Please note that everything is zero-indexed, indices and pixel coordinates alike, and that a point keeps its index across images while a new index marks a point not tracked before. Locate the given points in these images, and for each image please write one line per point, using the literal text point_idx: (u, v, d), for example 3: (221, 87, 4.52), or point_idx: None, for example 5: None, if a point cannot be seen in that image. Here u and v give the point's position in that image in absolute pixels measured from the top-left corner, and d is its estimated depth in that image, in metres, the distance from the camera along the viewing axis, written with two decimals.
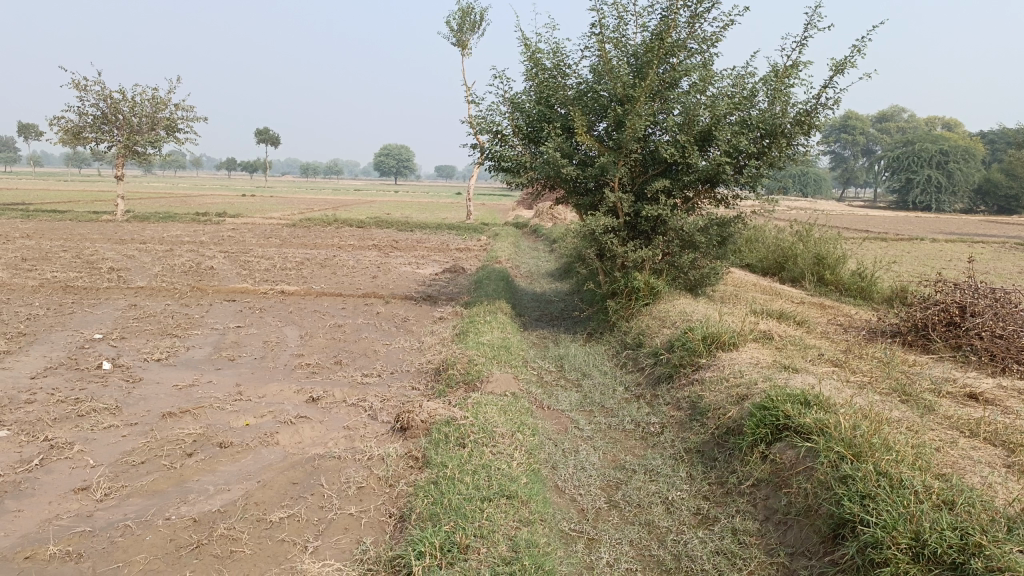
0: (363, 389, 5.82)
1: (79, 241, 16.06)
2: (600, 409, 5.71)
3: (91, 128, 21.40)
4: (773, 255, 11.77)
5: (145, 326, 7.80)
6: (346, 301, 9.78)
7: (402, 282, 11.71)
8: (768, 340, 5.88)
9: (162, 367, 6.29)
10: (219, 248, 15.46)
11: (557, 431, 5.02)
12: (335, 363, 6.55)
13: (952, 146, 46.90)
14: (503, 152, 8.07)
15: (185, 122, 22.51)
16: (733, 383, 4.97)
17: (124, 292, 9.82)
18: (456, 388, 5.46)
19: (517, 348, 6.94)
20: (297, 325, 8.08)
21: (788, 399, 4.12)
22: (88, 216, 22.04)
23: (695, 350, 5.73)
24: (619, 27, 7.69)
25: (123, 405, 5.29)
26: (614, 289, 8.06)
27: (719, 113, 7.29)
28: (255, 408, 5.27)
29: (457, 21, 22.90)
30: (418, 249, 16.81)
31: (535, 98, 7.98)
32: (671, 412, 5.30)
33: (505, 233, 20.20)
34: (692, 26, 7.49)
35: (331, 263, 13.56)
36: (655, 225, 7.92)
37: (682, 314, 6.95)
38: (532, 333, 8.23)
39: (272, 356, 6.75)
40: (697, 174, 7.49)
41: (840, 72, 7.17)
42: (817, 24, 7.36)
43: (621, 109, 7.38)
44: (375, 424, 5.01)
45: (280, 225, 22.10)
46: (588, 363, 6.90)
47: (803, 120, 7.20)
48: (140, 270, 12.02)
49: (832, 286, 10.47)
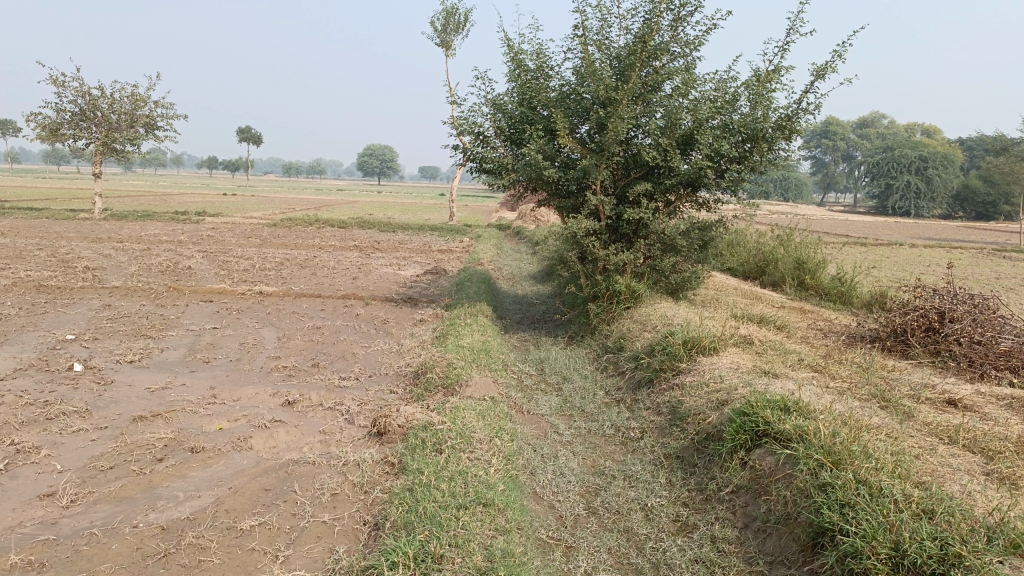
0: (340, 392, 5.73)
1: (55, 239, 15.83)
2: (580, 414, 5.66)
3: (69, 125, 21.10)
4: (754, 259, 11.79)
5: (120, 327, 7.66)
6: (326, 302, 9.68)
7: (382, 283, 11.62)
8: (749, 345, 5.86)
9: (135, 369, 6.18)
10: (197, 247, 15.28)
11: (537, 436, 4.97)
12: (313, 366, 6.46)
13: (931, 152, 47.41)
14: (484, 154, 8.02)
15: (165, 120, 22.26)
16: (713, 389, 4.94)
17: (99, 291, 9.66)
18: (435, 392, 5.39)
19: (497, 351, 6.88)
20: (275, 327, 7.97)
21: (768, 405, 4.09)
22: (65, 214, 21.74)
23: (675, 354, 5.70)
24: (602, 29, 7.67)
25: (93, 408, 5.17)
26: (595, 292, 8.02)
27: (701, 117, 7.27)
28: (229, 411, 5.17)
29: (441, 22, 22.82)
30: (399, 250, 16.70)
31: (517, 99, 7.93)
32: (650, 416, 5.27)
33: (488, 234, 20.14)
34: (675, 30, 7.48)
35: (312, 264, 13.44)
36: (636, 228, 7.89)
37: (663, 318, 6.93)
38: (513, 335, 8.17)
39: (248, 358, 6.65)
40: (679, 178, 7.48)
41: (821, 77, 7.18)
42: (798, 29, 7.37)
43: (603, 111, 7.35)
44: (351, 428, 4.94)
45: (260, 225, 21.90)
46: (569, 367, 6.86)
47: (784, 125, 7.20)
48: (116, 269, 11.84)
49: (812, 290, 10.50)
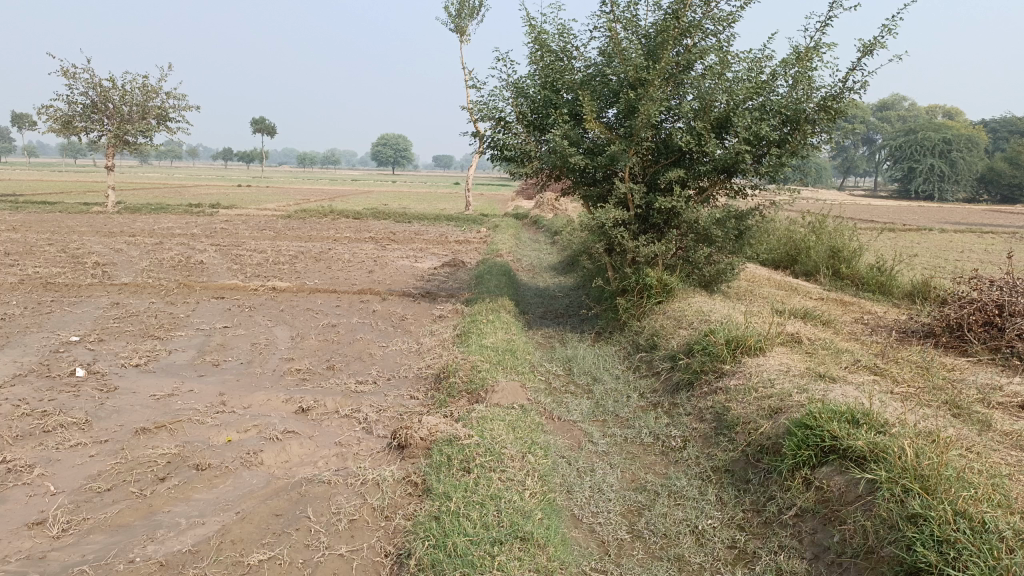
0: (357, 398, 5.36)
1: (67, 234, 15.58)
2: (614, 420, 5.26)
3: (81, 117, 20.86)
4: (785, 247, 11.29)
5: (127, 327, 7.33)
6: (341, 297, 9.32)
7: (400, 277, 11.24)
8: (798, 345, 5.41)
9: (140, 374, 5.84)
10: (211, 241, 14.99)
11: (570, 447, 4.57)
12: (328, 368, 6.08)
13: (956, 135, 46.40)
14: (505, 140, 7.59)
15: (177, 112, 21.98)
16: (763, 394, 4.52)
17: (108, 289, 9.35)
18: (459, 399, 5.01)
19: (522, 351, 6.47)
20: (288, 325, 7.62)
21: (833, 417, 3.68)
22: (79, 208, 21.53)
23: (717, 355, 5.27)
24: (630, 6, 7.21)
25: (94, 418, 4.83)
26: (624, 286, 7.60)
27: (737, 98, 6.81)
28: (238, 421, 4.81)
29: (455, 7, 22.35)
30: (416, 241, 16.32)
31: (540, 83, 7.51)
32: (693, 424, 4.85)
33: (505, 224, 19.69)
34: (708, 5, 7.01)
35: (326, 257, 13.09)
36: (668, 218, 7.44)
37: (699, 313, 6.49)
38: (537, 332, 7.78)
39: (260, 360, 6.29)
40: (714, 164, 7.03)
41: (867, 54, 6.71)
42: (842, 3, 6.90)
43: (633, 93, 6.90)
44: (369, 440, 4.56)
45: (275, 216, 21.62)
46: (599, 366, 6.44)
47: (828, 105, 6.72)
48: (127, 265, 11.55)
49: (847, 280, 10.03)
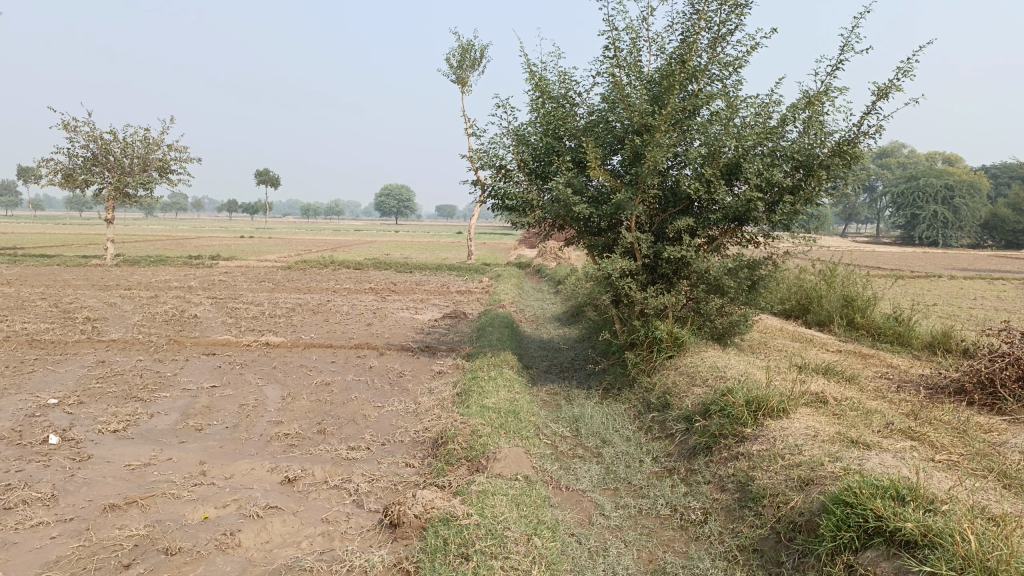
0: (348, 466, 4.96)
1: (61, 287, 15.32)
2: (627, 488, 4.85)
3: (82, 170, 20.80)
4: (796, 296, 10.93)
5: (109, 388, 6.95)
6: (337, 353, 8.95)
7: (399, 330, 10.89)
8: (823, 405, 5.02)
9: (118, 441, 5.45)
10: (207, 294, 14.68)
11: (580, 523, 4.16)
12: (318, 431, 5.69)
13: (958, 181, 46.43)
14: (506, 189, 7.32)
15: (178, 164, 21.94)
16: (791, 463, 4.13)
17: (96, 345, 9.00)
18: (458, 467, 4.63)
19: (526, 411, 6.09)
20: (280, 384, 7.24)
21: (876, 494, 3.30)
22: (78, 261, 21.33)
23: (737, 417, 4.88)
24: (634, 50, 7.00)
25: (61, 492, 4.44)
26: (633, 339, 7.24)
27: (747, 143, 6.55)
28: (217, 495, 4.42)
29: (456, 59, 22.47)
30: (416, 292, 16.02)
31: (541, 130, 7.27)
32: (714, 494, 4.44)
33: (508, 274, 19.40)
34: (715, 50, 6.79)
35: (324, 310, 12.75)
36: (677, 268, 7.09)
37: (714, 368, 6.12)
38: (542, 389, 7.39)
39: (247, 424, 5.90)
40: (724, 211, 6.74)
41: (882, 98, 6.50)
42: (853, 47, 6.71)
43: (639, 140, 6.64)
44: (360, 516, 4.17)
45: (275, 268, 21.41)
46: (608, 427, 6.05)
47: (844, 150, 6.44)
48: (119, 320, 11.23)
49: (863, 330, 9.66)
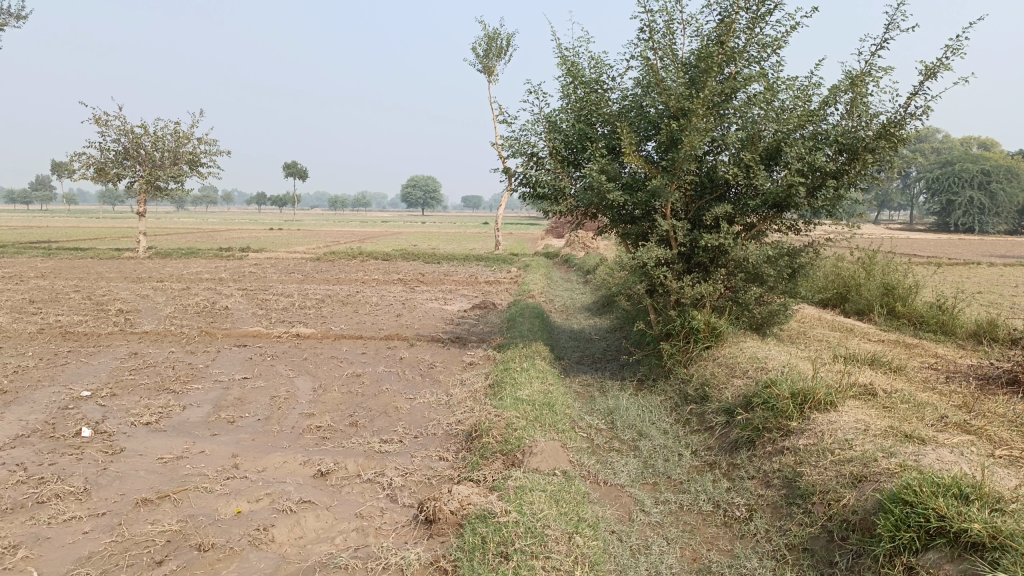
0: (381, 459, 4.87)
1: (95, 280, 15.47)
2: (667, 483, 4.71)
3: (113, 164, 21.01)
4: (834, 284, 10.66)
5: (142, 380, 6.94)
6: (368, 344, 8.89)
7: (428, 321, 10.81)
8: (872, 398, 4.83)
9: (150, 434, 5.41)
10: (237, 285, 14.73)
11: (621, 519, 4.04)
12: (350, 424, 5.62)
13: (995, 166, 45.30)
14: (538, 177, 7.17)
15: (208, 157, 22.07)
16: (841, 458, 3.96)
17: (129, 338, 9.03)
18: (494, 462, 4.52)
19: (561, 403, 5.96)
20: (310, 376, 7.18)
21: (937, 493, 3.13)
22: (111, 254, 21.58)
23: (781, 410, 4.71)
24: (669, 32, 6.80)
25: (95, 486, 4.40)
26: (668, 330, 7.07)
27: (788, 127, 6.34)
28: (250, 489, 4.35)
29: (483, 48, 22.30)
30: (445, 282, 15.94)
31: (573, 116, 7.10)
32: (758, 490, 4.28)
33: (536, 264, 19.27)
34: (753, 30, 6.57)
35: (353, 301, 12.71)
36: (713, 256, 6.90)
37: (754, 359, 5.94)
38: (575, 380, 7.27)
39: (279, 416, 5.84)
40: (764, 198, 6.53)
41: (930, 77, 6.27)
42: (899, 26, 6.48)
43: (675, 124, 6.45)
44: (394, 511, 4.08)
45: (304, 259, 21.49)
46: (645, 420, 5.90)
47: (890, 132, 6.20)
48: (151, 312, 11.29)
49: (904, 319, 9.40)
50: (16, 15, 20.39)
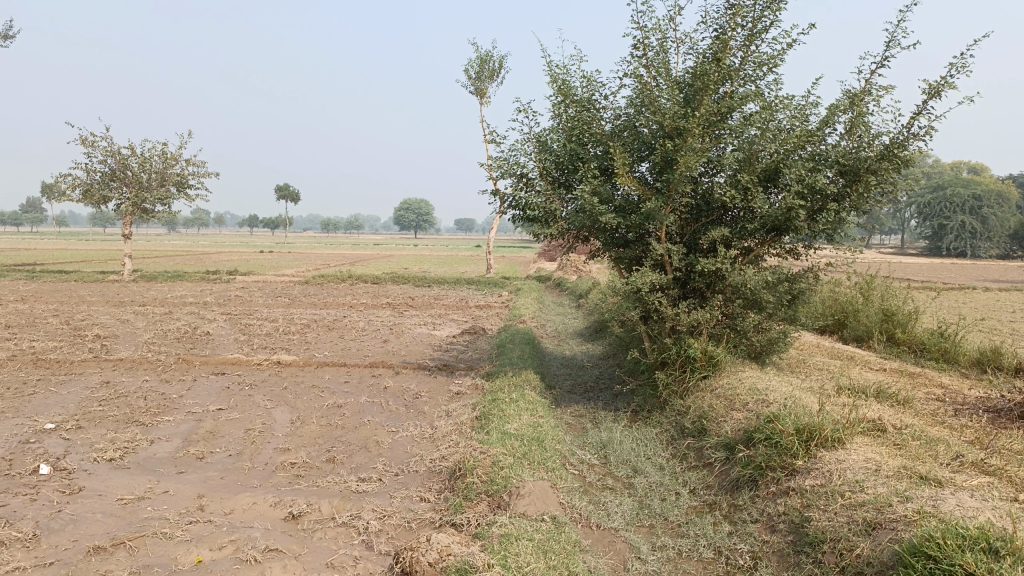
0: (358, 500, 4.55)
1: (75, 304, 15.11)
2: (663, 525, 4.40)
3: (99, 185, 20.71)
4: (832, 310, 10.41)
5: (110, 411, 6.59)
6: (351, 372, 8.56)
7: (415, 347, 10.49)
8: (882, 434, 4.54)
9: (112, 471, 5.07)
10: (221, 310, 14.38)
11: (615, 570, 3.72)
12: (327, 459, 5.29)
13: (986, 191, 45.45)
14: (528, 199, 6.92)
15: (196, 179, 21.79)
16: (853, 503, 3.67)
17: (102, 365, 8.68)
18: (479, 504, 4.21)
19: (551, 437, 5.65)
20: (289, 406, 6.85)
21: (962, 548, 2.84)
22: (95, 277, 21.22)
23: (786, 448, 4.41)
24: (663, 50, 6.58)
25: (45, 532, 4.06)
26: (663, 358, 6.78)
27: (787, 147, 6.12)
28: (214, 535, 4.02)
29: (475, 70, 22.18)
30: (434, 307, 15.63)
31: (564, 136, 6.87)
32: (763, 535, 3.98)
33: (528, 287, 19.00)
34: (750, 47, 6.36)
35: (340, 326, 12.39)
36: (710, 281, 6.63)
37: (754, 391, 5.65)
38: (567, 411, 6.96)
39: (252, 451, 5.51)
40: (763, 221, 6.28)
41: (933, 96, 6.08)
42: (898, 44, 6.30)
43: (670, 144, 6.21)
44: (369, 559, 3.76)
45: (292, 282, 21.18)
46: (639, 454, 5.60)
47: (893, 153, 5.97)
48: (129, 337, 10.94)
49: (904, 346, 9.15)
50: (4, 34, 20.17)
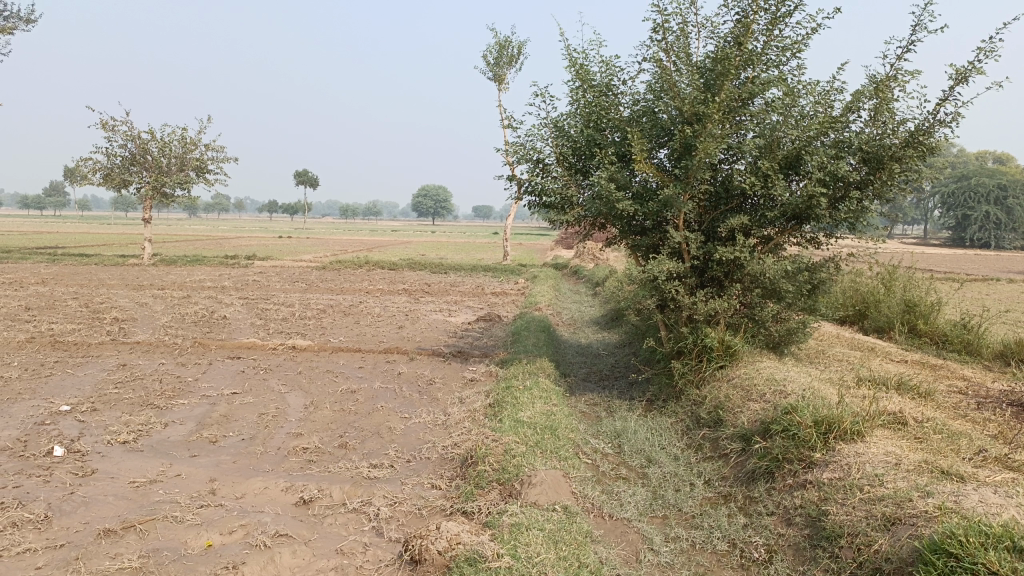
0: (369, 486, 4.52)
1: (95, 287, 15.23)
2: (677, 516, 4.33)
3: (120, 169, 20.84)
4: (852, 300, 10.26)
5: (126, 394, 6.62)
6: (366, 358, 8.55)
7: (430, 333, 10.47)
8: (902, 428, 4.45)
9: (126, 454, 5.08)
10: (239, 294, 14.44)
11: (627, 561, 3.67)
12: (339, 445, 5.27)
13: (1012, 181, 44.72)
14: (544, 185, 6.84)
15: (216, 164, 21.87)
16: (871, 497, 3.59)
17: (119, 348, 8.73)
18: (490, 493, 4.17)
19: (565, 425, 5.59)
20: (303, 391, 6.84)
21: (985, 546, 2.76)
22: (116, 260, 21.41)
23: (804, 440, 4.33)
24: (684, 34, 6.45)
25: (57, 513, 4.07)
26: (680, 347, 6.69)
27: (809, 133, 5.98)
28: (225, 519, 4.01)
29: (493, 56, 22.04)
30: (451, 293, 15.60)
31: (582, 122, 6.77)
32: (779, 528, 3.91)
33: (544, 275, 18.92)
34: (773, 32, 6.22)
35: (355, 311, 12.39)
36: (728, 270, 6.52)
37: (771, 382, 5.56)
38: (581, 399, 6.90)
39: (264, 435, 5.51)
40: (783, 209, 6.16)
41: (961, 81, 5.92)
42: (926, 28, 6.13)
43: (689, 130, 6.10)
44: (378, 546, 3.73)
45: (310, 267, 21.26)
46: (654, 444, 5.53)
47: (919, 141, 5.82)
48: (147, 321, 11.00)
49: (926, 337, 8.99)
50: (26, 18, 20.26)
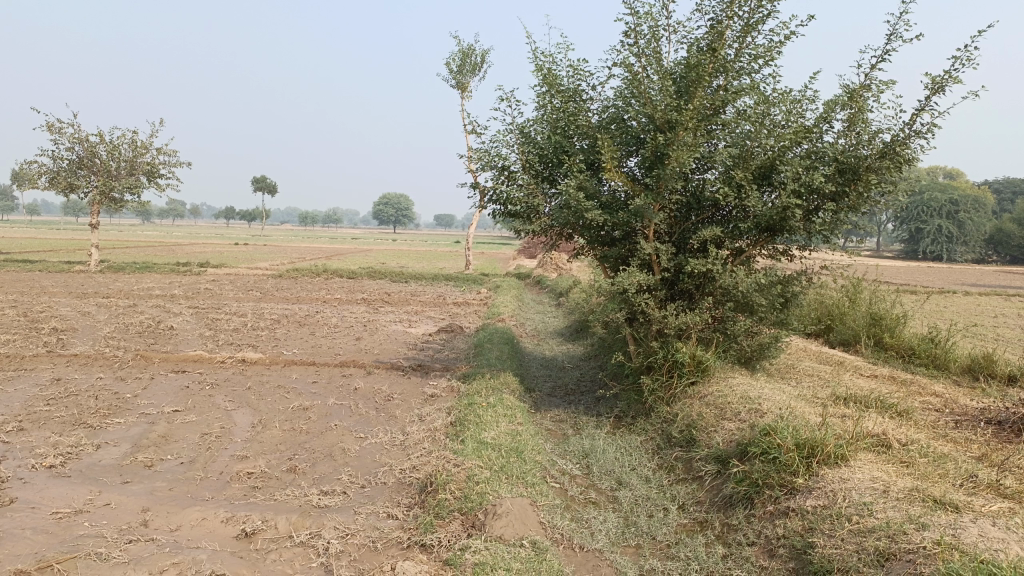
0: (319, 516, 4.14)
1: (36, 295, 14.50)
2: (652, 546, 4.05)
3: (66, 173, 20.03)
4: (819, 313, 10.16)
5: (57, 412, 6.12)
6: (320, 372, 8.14)
7: (389, 345, 10.08)
8: (886, 451, 4.23)
9: (51, 480, 4.63)
10: (189, 303, 13.86)
11: None
12: (288, 469, 4.89)
13: (962, 195, 45.86)
14: (509, 193, 6.55)
15: (168, 168, 21.17)
16: (861, 528, 3.34)
17: (55, 361, 8.18)
18: (452, 526, 3.84)
19: (531, 446, 5.28)
20: (251, 409, 6.42)
21: None
22: (60, 267, 20.54)
23: (785, 464, 4.08)
24: (655, 38, 6.22)
25: None
26: (649, 362, 6.44)
27: (782, 143, 5.79)
28: (156, 556, 3.60)
29: (456, 63, 21.76)
30: (411, 303, 15.22)
31: (548, 128, 6.50)
32: (761, 561, 3.65)
33: (507, 285, 18.65)
34: (746, 37, 6.03)
35: (311, 322, 11.93)
36: (699, 283, 6.29)
37: (746, 399, 5.32)
38: (547, 416, 6.59)
39: (206, 458, 5.09)
40: (756, 221, 5.94)
41: (937, 92, 5.79)
42: (901, 36, 6.00)
43: (660, 138, 5.86)
44: None
45: (266, 276, 20.68)
46: (624, 464, 5.26)
47: (895, 152, 5.66)
48: (89, 331, 10.41)
49: (892, 351, 8.89)
50: None
